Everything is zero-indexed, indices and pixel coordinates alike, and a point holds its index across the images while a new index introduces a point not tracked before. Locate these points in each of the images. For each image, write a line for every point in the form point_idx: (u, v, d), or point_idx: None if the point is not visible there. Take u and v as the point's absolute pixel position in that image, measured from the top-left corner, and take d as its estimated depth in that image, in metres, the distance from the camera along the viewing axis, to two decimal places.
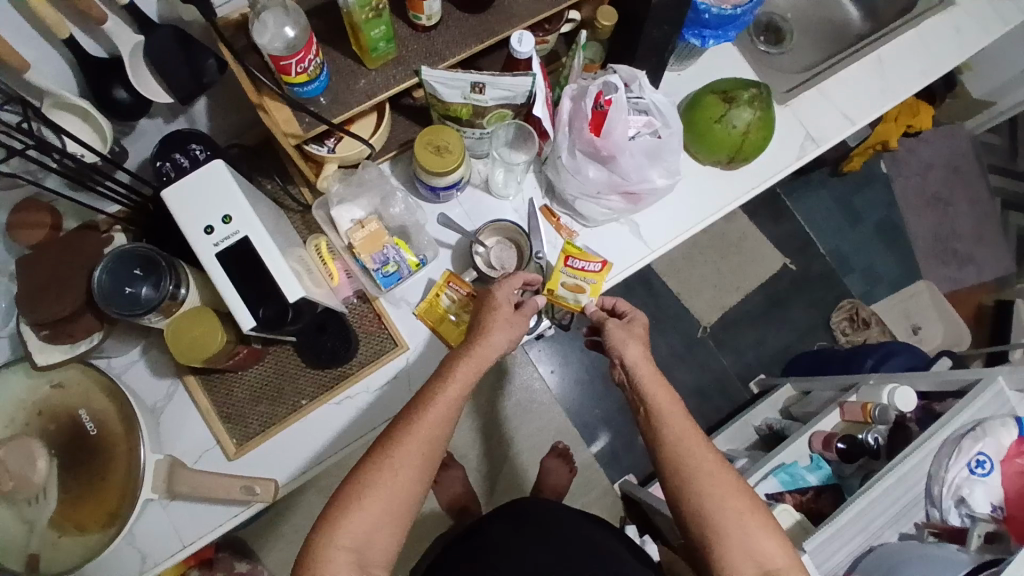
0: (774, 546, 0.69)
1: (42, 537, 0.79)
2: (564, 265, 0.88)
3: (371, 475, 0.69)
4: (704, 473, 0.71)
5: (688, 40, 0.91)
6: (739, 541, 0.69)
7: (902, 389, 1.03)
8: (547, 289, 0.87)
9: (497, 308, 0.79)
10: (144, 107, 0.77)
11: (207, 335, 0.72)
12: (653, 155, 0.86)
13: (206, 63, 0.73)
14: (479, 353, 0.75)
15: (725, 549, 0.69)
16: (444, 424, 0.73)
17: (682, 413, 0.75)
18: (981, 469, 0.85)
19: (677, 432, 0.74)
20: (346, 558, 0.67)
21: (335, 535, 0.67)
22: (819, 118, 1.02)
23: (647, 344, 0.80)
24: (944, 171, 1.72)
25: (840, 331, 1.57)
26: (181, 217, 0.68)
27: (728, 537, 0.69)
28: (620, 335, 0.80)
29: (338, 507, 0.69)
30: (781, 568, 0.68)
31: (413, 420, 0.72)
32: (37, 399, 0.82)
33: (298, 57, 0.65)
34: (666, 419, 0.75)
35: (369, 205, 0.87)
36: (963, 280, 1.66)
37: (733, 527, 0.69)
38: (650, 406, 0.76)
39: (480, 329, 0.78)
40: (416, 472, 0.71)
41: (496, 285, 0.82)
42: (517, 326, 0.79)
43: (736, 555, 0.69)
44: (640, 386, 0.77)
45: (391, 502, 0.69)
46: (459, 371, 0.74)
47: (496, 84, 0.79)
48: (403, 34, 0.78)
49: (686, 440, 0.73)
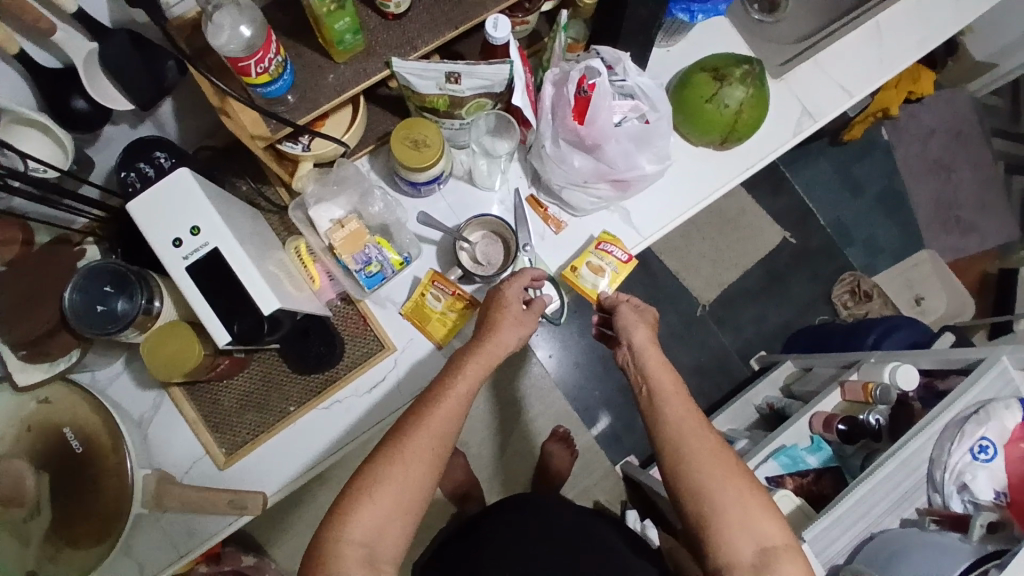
0: (775, 525, 0.67)
1: (39, 552, 0.78)
2: (594, 247, 0.88)
3: (383, 469, 0.68)
4: (706, 452, 0.69)
5: (676, 16, 0.86)
6: (740, 520, 0.67)
7: (904, 367, 1.02)
8: (570, 267, 0.88)
9: (507, 306, 0.79)
10: (104, 116, 0.74)
11: (184, 349, 0.71)
12: (641, 140, 0.82)
13: (166, 66, 0.70)
14: (489, 350, 0.75)
15: (726, 527, 0.67)
16: (455, 419, 0.72)
17: (685, 394, 0.74)
18: (984, 455, 0.84)
19: (682, 412, 0.72)
20: (356, 553, 0.65)
21: (345, 530, 0.66)
22: (816, 92, 0.98)
23: (655, 329, 0.80)
24: (946, 136, 1.67)
25: (841, 305, 1.54)
26: (146, 230, 0.66)
27: (726, 514, 0.67)
28: (628, 318, 0.80)
29: (349, 501, 0.67)
30: (779, 546, 0.67)
31: (424, 415, 0.71)
32: (24, 415, 0.80)
33: (257, 57, 0.61)
34: (671, 399, 0.73)
35: (348, 204, 0.83)
36: (965, 247, 1.62)
37: (735, 507, 0.67)
38: (655, 386, 0.74)
39: (486, 326, 0.78)
40: (426, 466, 0.69)
41: (505, 282, 0.81)
42: (529, 323, 0.79)
43: (738, 534, 0.67)
44: (645, 368, 0.76)
45: (401, 495, 0.68)
46: (468, 366, 0.74)
47: (472, 73, 0.75)
48: (373, 24, 0.73)
49: (689, 420, 0.72)
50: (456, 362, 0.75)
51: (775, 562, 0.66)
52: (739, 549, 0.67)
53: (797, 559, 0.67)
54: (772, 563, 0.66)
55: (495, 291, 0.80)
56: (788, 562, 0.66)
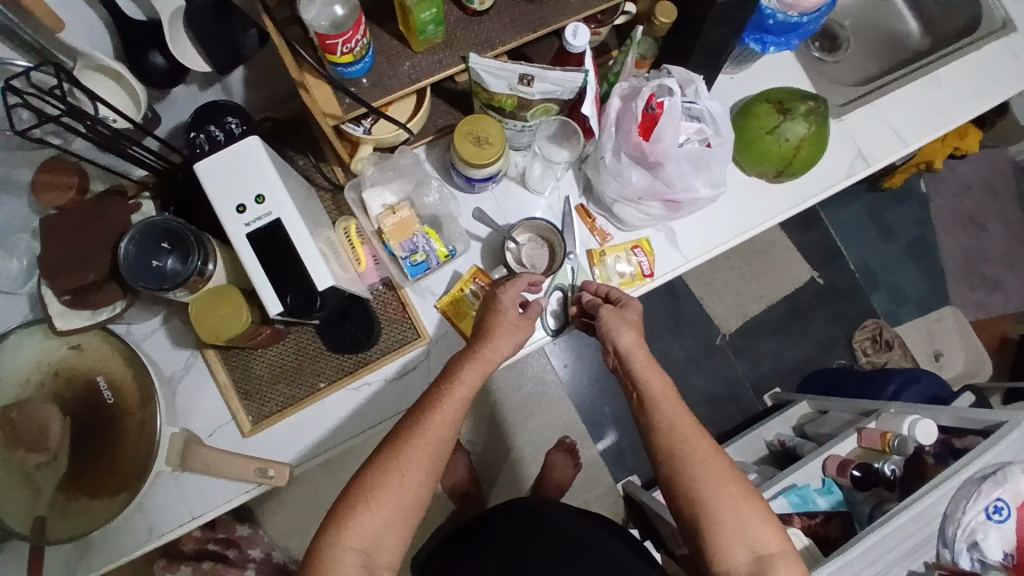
0: (771, 532, 0.67)
1: (50, 502, 0.79)
2: (629, 248, 0.91)
3: (382, 473, 0.68)
4: (699, 458, 0.69)
5: (748, 45, 0.87)
6: (736, 528, 0.66)
7: (923, 421, 1.04)
8: (598, 250, 0.90)
9: (502, 313, 0.77)
10: (179, 75, 0.75)
11: (231, 314, 0.71)
12: (699, 163, 0.82)
13: (247, 34, 0.71)
14: (484, 356, 0.74)
15: (721, 535, 0.66)
16: (452, 423, 0.72)
17: (677, 402, 0.73)
18: (998, 515, 0.88)
19: (674, 414, 0.72)
20: (354, 559, 0.65)
21: (342, 537, 0.66)
22: (871, 137, 0.99)
23: (642, 331, 0.78)
24: (981, 193, 1.68)
25: (860, 351, 1.54)
26: (211, 193, 0.67)
27: (718, 521, 0.67)
28: (614, 321, 0.77)
29: (347, 507, 0.67)
30: (775, 553, 0.66)
31: (425, 417, 0.70)
32: (54, 360, 0.81)
33: (344, 38, 0.63)
34: (660, 405, 0.72)
35: (401, 191, 0.85)
36: (989, 306, 1.63)
37: (728, 515, 0.67)
38: (644, 394, 0.74)
39: (484, 333, 0.76)
40: (423, 473, 0.69)
41: (502, 286, 0.79)
42: (524, 328, 0.78)
43: (735, 544, 0.66)
44: (634, 374, 0.75)
45: (399, 501, 0.67)
46: (465, 372, 0.73)
47: (545, 77, 0.76)
48: (453, 18, 0.74)
49: (680, 425, 0.71)
50: (453, 368, 0.75)
51: (771, 569, 0.65)
52: (736, 558, 0.66)
53: (793, 565, 0.66)
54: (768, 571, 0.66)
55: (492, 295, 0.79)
56: (785, 570, 0.66)
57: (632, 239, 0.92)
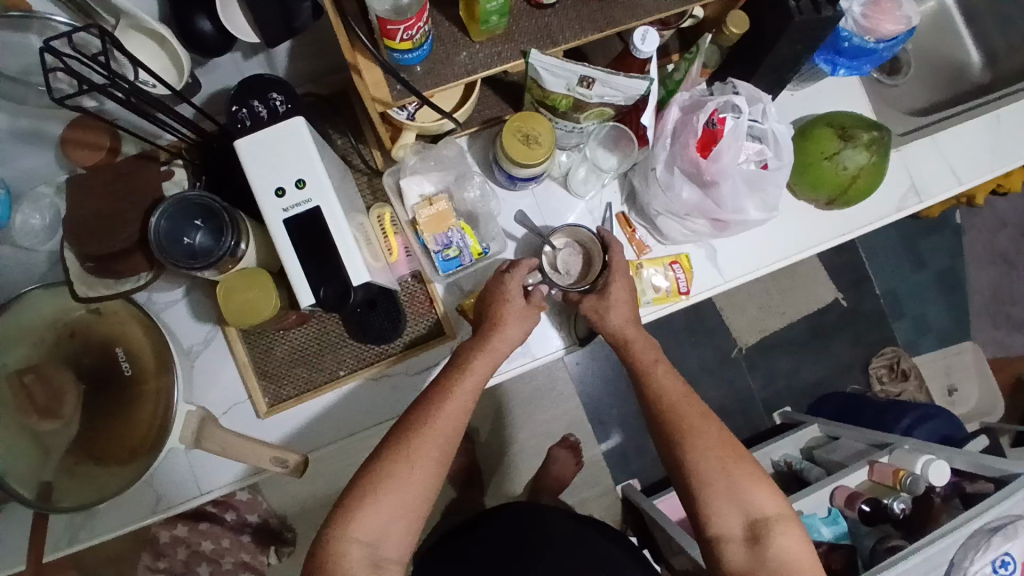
0: (763, 495, 0.70)
1: (58, 467, 0.77)
2: (668, 262, 0.87)
3: (389, 466, 0.68)
4: (687, 424, 0.73)
5: (818, 65, 0.84)
6: (728, 491, 0.70)
7: (938, 462, 1.02)
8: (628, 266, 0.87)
9: (509, 300, 0.75)
10: (225, 44, 0.71)
11: (258, 298, 0.68)
12: (754, 185, 0.78)
13: (302, 7, 0.66)
14: (494, 347, 0.74)
15: (710, 494, 0.71)
16: (463, 412, 0.72)
17: (676, 377, 0.77)
18: (1004, 569, 0.88)
19: (664, 389, 0.75)
20: (360, 553, 0.66)
21: (349, 531, 0.67)
22: (928, 171, 0.95)
23: (634, 307, 0.79)
24: (1016, 231, 1.64)
25: (876, 378, 1.53)
26: (250, 172, 0.64)
27: (711, 487, 0.71)
28: (597, 307, 0.79)
29: (353, 502, 0.68)
30: (767, 516, 0.70)
31: (433, 407, 0.70)
32: (70, 322, 0.79)
33: (407, 24, 0.59)
34: (658, 376, 0.76)
35: (440, 181, 0.83)
36: (1009, 345, 1.60)
37: (720, 480, 0.71)
38: (642, 370, 0.77)
39: (487, 325, 0.75)
40: (431, 464, 0.69)
41: (508, 271, 0.76)
42: (532, 317, 0.76)
43: (726, 506, 0.70)
44: (628, 348, 0.78)
45: (407, 491, 0.68)
46: (475, 363, 0.73)
47: (608, 82, 0.72)
48: (517, 9, 0.70)
49: (675, 394, 0.75)
50: (460, 357, 0.74)
51: (764, 532, 0.69)
52: (727, 517, 0.70)
53: (788, 527, 0.70)
54: (760, 533, 0.69)
55: (498, 286, 0.76)
56: (779, 533, 0.69)
57: (671, 253, 0.89)
